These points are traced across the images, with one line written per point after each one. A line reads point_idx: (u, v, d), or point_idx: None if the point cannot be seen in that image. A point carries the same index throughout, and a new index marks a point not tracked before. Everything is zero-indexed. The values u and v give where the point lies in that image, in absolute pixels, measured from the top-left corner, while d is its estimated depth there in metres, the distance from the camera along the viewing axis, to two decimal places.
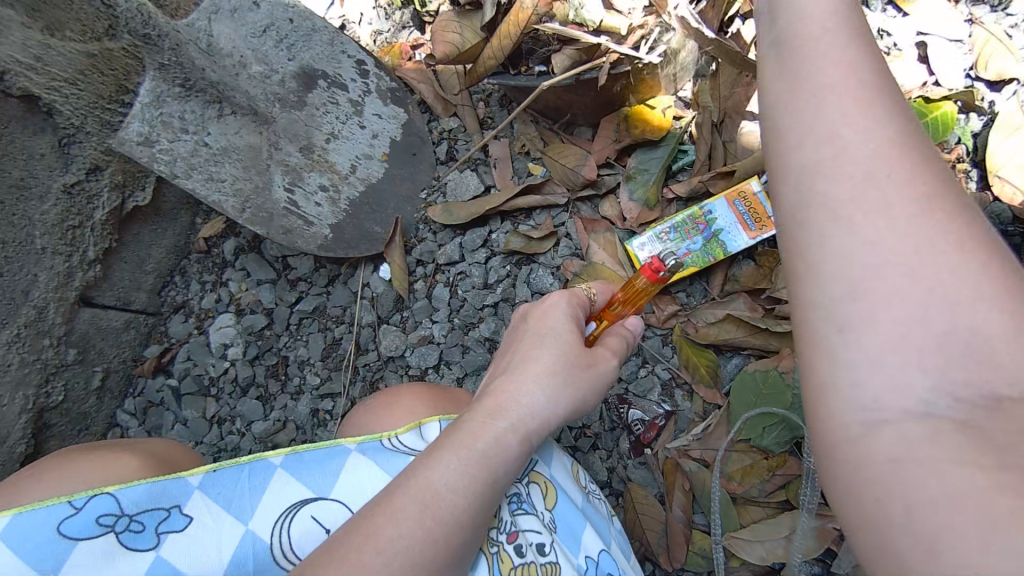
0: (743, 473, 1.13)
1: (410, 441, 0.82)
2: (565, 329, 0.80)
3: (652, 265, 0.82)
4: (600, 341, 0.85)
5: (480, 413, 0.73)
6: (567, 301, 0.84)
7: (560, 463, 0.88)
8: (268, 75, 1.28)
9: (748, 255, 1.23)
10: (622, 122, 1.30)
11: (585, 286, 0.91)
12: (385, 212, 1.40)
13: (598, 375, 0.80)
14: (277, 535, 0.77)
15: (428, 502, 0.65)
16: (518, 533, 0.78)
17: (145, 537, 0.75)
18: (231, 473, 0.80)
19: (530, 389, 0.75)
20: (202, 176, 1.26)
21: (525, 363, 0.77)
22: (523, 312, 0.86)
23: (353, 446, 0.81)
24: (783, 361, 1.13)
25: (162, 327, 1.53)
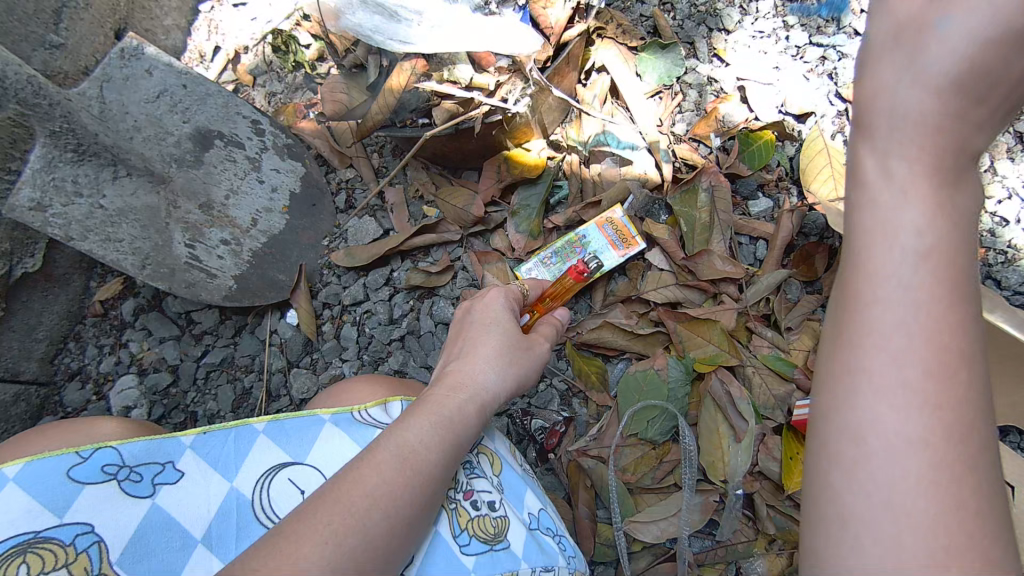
0: (635, 464, 1.26)
1: (377, 415, 0.93)
2: (505, 320, 0.94)
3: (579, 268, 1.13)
4: (536, 331, 1.01)
5: (443, 388, 0.84)
6: (505, 298, 0.98)
7: (501, 441, 1.00)
8: (163, 137, 1.34)
9: (621, 271, 1.41)
10: (503, 164, 1.44)
11: (520, 282, 1.06)
12: (288, 261, 1.46)
13: (534, 357, 0.94)
14: (258, 493, 0.89)
15: (407, 456, 0.73)
16: (473, 492, 0.88)
17: (142, 486, 0.86)
18: (219, 437, 0.91)
19: (482, 367, 0.87)
20: (99, 238, 1.30)
21: (476, 347, 0.89)
22: (467, 307, 0.99)
23: (327, 416, 0.93)
24: (658, 361, 1.29)
25: (55, 396, 1.48)
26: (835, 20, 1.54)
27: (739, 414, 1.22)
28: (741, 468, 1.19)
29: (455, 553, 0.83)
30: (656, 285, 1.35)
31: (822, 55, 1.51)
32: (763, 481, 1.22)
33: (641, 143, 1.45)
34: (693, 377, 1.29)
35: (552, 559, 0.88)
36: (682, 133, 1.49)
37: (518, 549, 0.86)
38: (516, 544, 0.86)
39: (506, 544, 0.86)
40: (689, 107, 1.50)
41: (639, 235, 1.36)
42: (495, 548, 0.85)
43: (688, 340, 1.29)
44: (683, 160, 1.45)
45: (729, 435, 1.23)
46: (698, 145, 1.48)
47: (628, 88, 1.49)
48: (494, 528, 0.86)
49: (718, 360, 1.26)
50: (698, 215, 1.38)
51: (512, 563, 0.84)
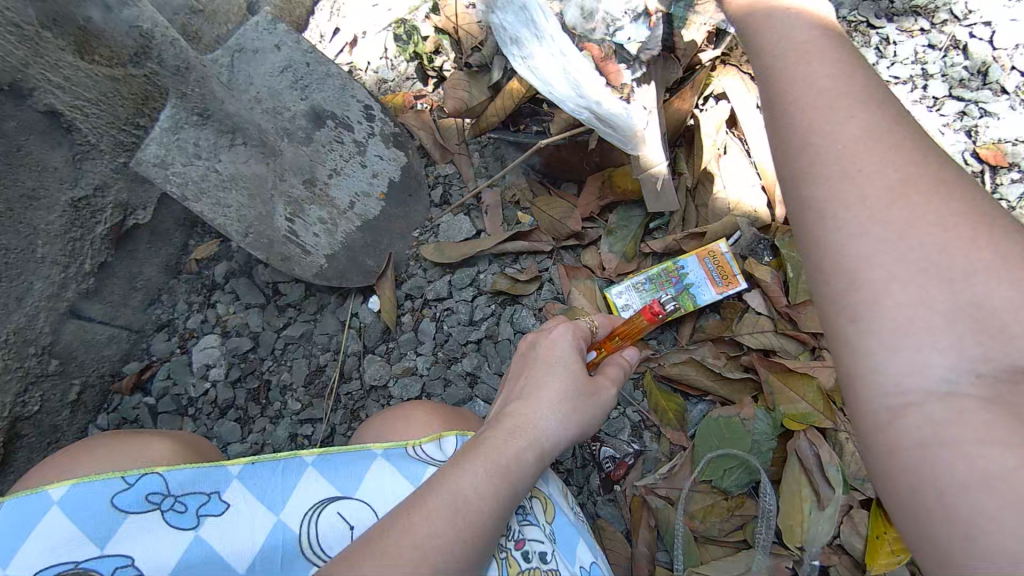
0: (704, 512, 1.21)
1: (431, 451, 0.90)
2: (571, 360, 0.88)
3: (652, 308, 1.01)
4: (601, 371, 0.93)
5: (500, 431, 0.79)
6: (573, 336, 0.91)
7: (555, 484, 0.96)
8: (280, 111, 1.38)
9: (714, 308, 1.35)
10: (606, 181, 1.42)
11: (589, 318, 0.99)
12: (378, 247, 1.48)
13: (600, 403, 0.88)
14: (305, 528, 0.86)
15: (458, 506, 0.69)
16: (525, 541, 0.84)
17: (186, 517, 0.85)
18: (268, 467, 0.89)
19: (543, 412, 0.82)
20: (210, 201, 1.32)
21: (538, 389, 0.84)
22: (530, 340, 0.92)
23: (379, 450, 0.90)
24: (744, 409, 1.23)
25: (143, 344, 1.54)
26: (982, 74, 1.44)
27: (826, 479, 1.15)
28: (822, 538, 1.11)
29: None
30: (752, 330, 1.30)
31: (962, 110, 1.41)
32: (842, 555, 1.14)
33: (754, 180, 1.39)
34: (780, 434, 1.22)
35: None
36: None
37: None
38: None
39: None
40: None
41: (741, 275, 1.30)
42: None
43: (777, 393, 1.23)
44: None
45: (811, 500, 1.16)
46: None
47: (748, 118, 1.42)
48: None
49: (810, 420, 1.20)
50: (805, 262, 1.30)
51: None
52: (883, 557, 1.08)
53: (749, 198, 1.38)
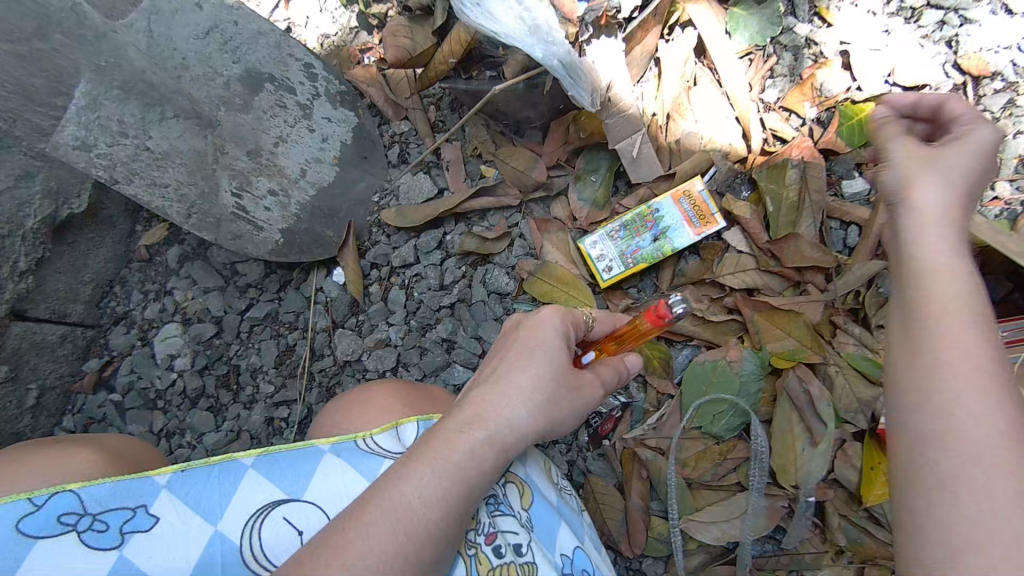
0: (696, 459, 1.19)
1: (385, 442, 0.84)
2: (554, 346, 0.79)
3: (657, 311, 0.82)
4: (595, 371, 0.86)
5: (460, 421, 0.72)
6: (561, 321, 0.82)
7: (535, 464, 0.90)
8: (212, 78, 1.26)
9: (694, 250, 1.28)
10: (571, 126, 1.33)
11: (587, 311, 0.92)
12: (337, 216, 1.39)
13: (582, 398, 0.81)
14: (248, 538, 0.78)
15: (401, 518, 0.64)
16: (496, 534, 0.80)
17: (108, 537, 0.76)
18: (200, 474, 0.81)
19: (512, 403, 0.74)
20: (144, 182, 1.22)
21: (510, 376, 0.76)
22: (517, 322, 0.85)
23: (326, 447, 0.83)
24: (730, 352, 1.19)
25: (101, 339, 1.46)
26: None
27: (817, 415, 1.12)
28: (818, 473, 1.10)
29: None
30: (734, 270, 1.24)
31: (942, 19, 1.32)
32: (837, 488, 1.13)
33: (727, 112, 1.31)
34: (768, 372, 1.19)
35: None
36: (772, 101, 1.34)
37: None
38: None
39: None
40: (782, 72, 1.35)
41: (719, 213, 1.24)
42: None
43: (763, 333, 1.19)
44: (772, 131, 1.32)
45: (804, 437, 1.14)
46: (789, 115, 1.33)
47: (717, 45, 1.32)
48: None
49: (798, 357, 1.16)
50: (784, 195, 1.24)
51: None
52: (879, 486, 1.08)
53: (721, 132, 1.30)
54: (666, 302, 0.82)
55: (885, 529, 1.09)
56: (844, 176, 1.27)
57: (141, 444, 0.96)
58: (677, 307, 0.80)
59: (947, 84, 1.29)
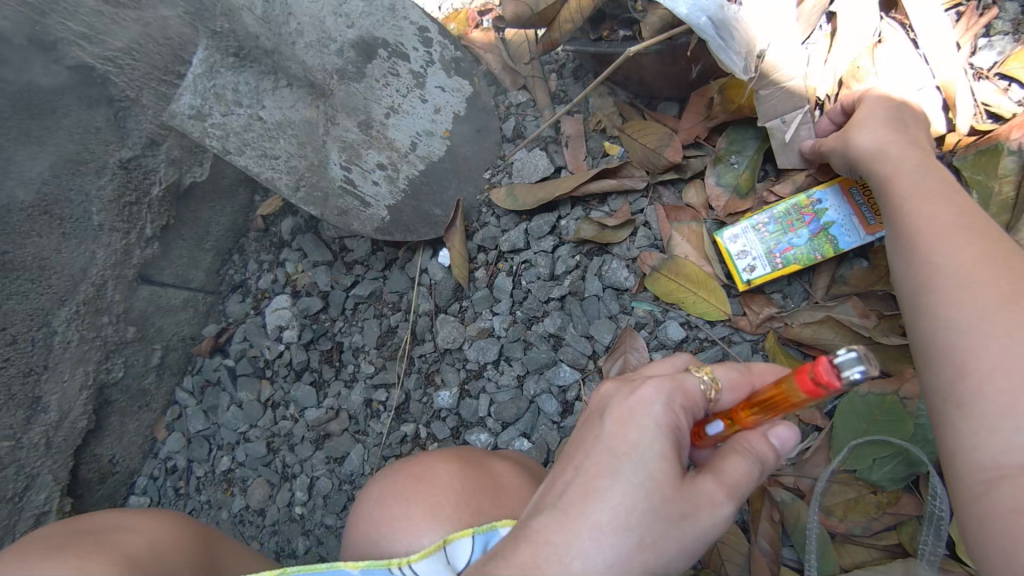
0: (845, 507, 0.98)
1: (429, 564, 0.76)
2: (651, 459, 0.59)
3: (817, 376, 0.55)
4: (717, 465, 0.62)
5: (513, 570, 0.58)
6: (663, 407, 0.61)
7: None
8: (326, 44, 1.20)
9: (861, 253, 1.06)
10: (716, 96, 1.14)
11: (705, 373, 0.67)
12: (446, 193, 1.30)
13: (695, 528, 0.59)
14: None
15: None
16: None
17: None
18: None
19: (583, 546, 0.57)
20: (256, 152, 1.19)
21: (587, 501, 0.59)
22: (605, 403, 0.66)
23: (354, 572, 0.76)
24: (904, 386, 0.96)
25: (220, 306, 1.50)
26: None
27: None
28: None
29: None
30: None
31: None
32: None
33: (926, 81, 1.04)
34: None
35: None
36: (986, 66, 1.05)
37: None
38: None
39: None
40: (1004, 28, 1.06)
41: None
42: None
43: None
44: (983, 104, 1.03)
45: None
46: (1008, 83, 1.03)
47: None
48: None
49: None
50: (996, 187, 0.96)
51: None
52: None
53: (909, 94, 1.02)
54: (830, 359, 0.54)
55: None
56: None
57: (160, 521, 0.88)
58: (849, 373, 0.52)
59: None
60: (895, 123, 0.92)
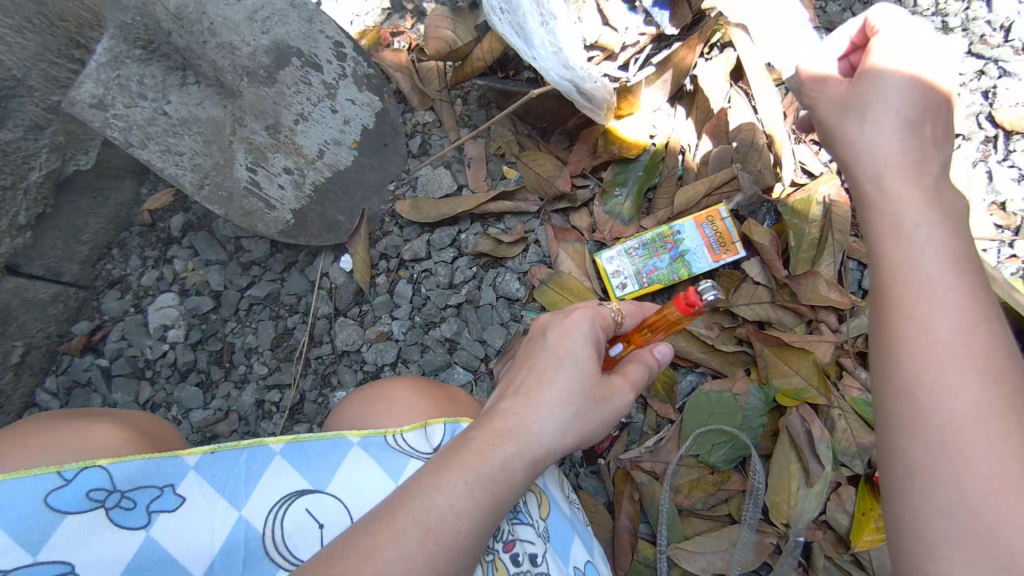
0: (690, 486, 1.19)
1: (415, 442, 0.81)
2: (585, 354, 0.74)
3: (688, 300, 0.77)
4: (620, 369, 0.80)
5: (489, 433, 0.68)
6: (590, 325, 0.77)
7: (553, 475, 0.86)
8: (239, 46, 1.22)
9: (709, 277, 1.27)
10: (601, 137, 1.31)
11: (614, 306, 0.84)
12: (351, 202, 1.37)
13: (611, 409, 0.75)
14: (271, 525, 0.77)
15: (430, 524, 0.60)
16: (515, 543, 0.77)
17: (134, 516, 0.74)
18: (229, 457, 0.79)
19: (543, 416, 0.70)
20: (159, 148, 1.19)
21: (541, 386, 0.72)
22: (544, 324, 0.80)
23: (355, 439, 0.81)
24: (737, 384, 1.19)
25: (93, 302, 1.42)
26: (1005, 31, 1.36)
27: (817, 457, 1.12)
28: (808, 514, 1.08)
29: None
30: (749, 300, 1.23)
31: (980, 69, 1.35)
32: (826, 531, 1.13)
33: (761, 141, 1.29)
34: (772, 409, 1.18)
35: None
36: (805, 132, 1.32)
37: None
38: None
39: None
40: None
41: (740, 241, 1.23)
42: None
43: (772, 368, 1.18)
44: (800, 163, 1.30)
45: (799, 476, 1.13)
46: (819, 149, 1.32)
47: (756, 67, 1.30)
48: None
49: (803, 397, 1.16)
50: (808, 230, 1.23)
51: None
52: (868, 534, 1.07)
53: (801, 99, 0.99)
54: (697, 288, 0.76)
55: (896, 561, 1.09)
56: None
57: (166, 423, 0.92)
58: (708, 295, 0.75)
59: (980, 134, 1.31)
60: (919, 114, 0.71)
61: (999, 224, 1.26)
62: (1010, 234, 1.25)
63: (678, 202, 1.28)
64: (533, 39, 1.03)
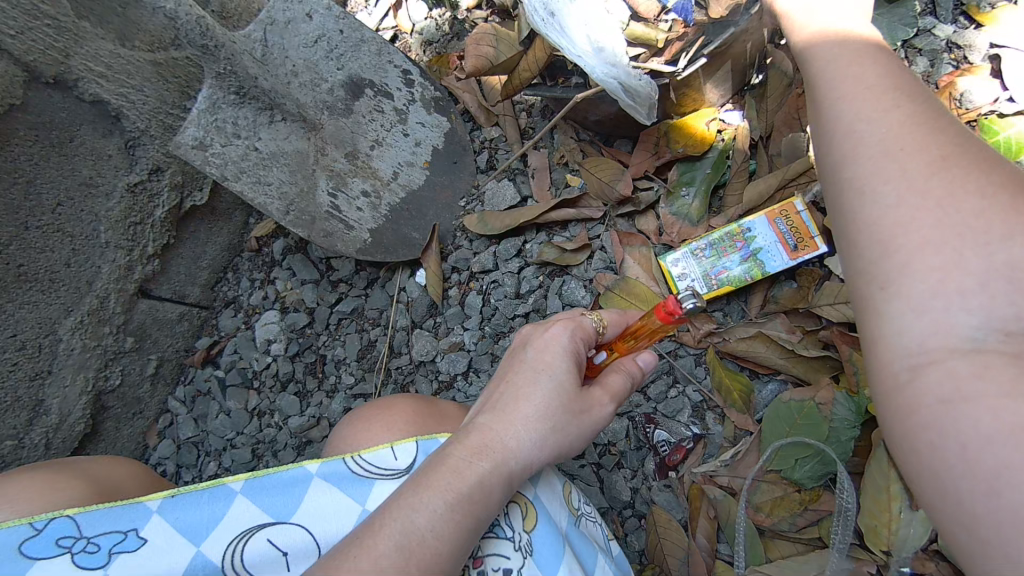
0: (772, 505, 1.08)
1: (374, 461, 0.81)
2: (562, 370, 0.75)
3: (668, 308, 0.72)
4: (601, 380, 0.79)
5: (464, 451, 0.71)
6: (569, 337, 0.78)
7: (546, 486, 0.84)
8: (318, 83, 1.35)
9: (790, 276, 1.19)
10: (664, 138, 1.27)
11: (595, 314, 0.84)
12: (424, 219, 1.43)
13: (589, 423, 0.76)
14: (230, 558, 0.77)
15: (412, 546, 0.63)
16: (484, 560, 0.76)
17: (97, 557, 0.75)
18: (189, 500, 0.79)
19: (518, 434, 0.72)
20: (250, 180, 1.32)
21: (517, 404, 0.74)
22: (524, 338, 0.81)
23: (314, 469, 0.81)
24: (821, 393, 1.08)
25: (213, 320, 1.61)
26: None
27: None
28: (914, 543, 0.96)
29: None
30: (833, 300, 1.11)
31: None
32: (940, 562, 0.97)
33: None
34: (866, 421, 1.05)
35: None
36: None
37: None
38: None
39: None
40: None
41: (821, 237, 1.13)
42: None
43: (864, 376, 1.05)
44: None
45: (903, 497, 0.97)
46: None
47: None
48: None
49: None
50: None
51: None
52: None
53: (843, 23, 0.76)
54: (677, 297, 0.71)
55: None
56: None
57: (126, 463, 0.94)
58: (688, 303, 0.70)
59: None
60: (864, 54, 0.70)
61: None
62: None
63: (749, 197, 1.21)
64: (577, 41, 1.03)
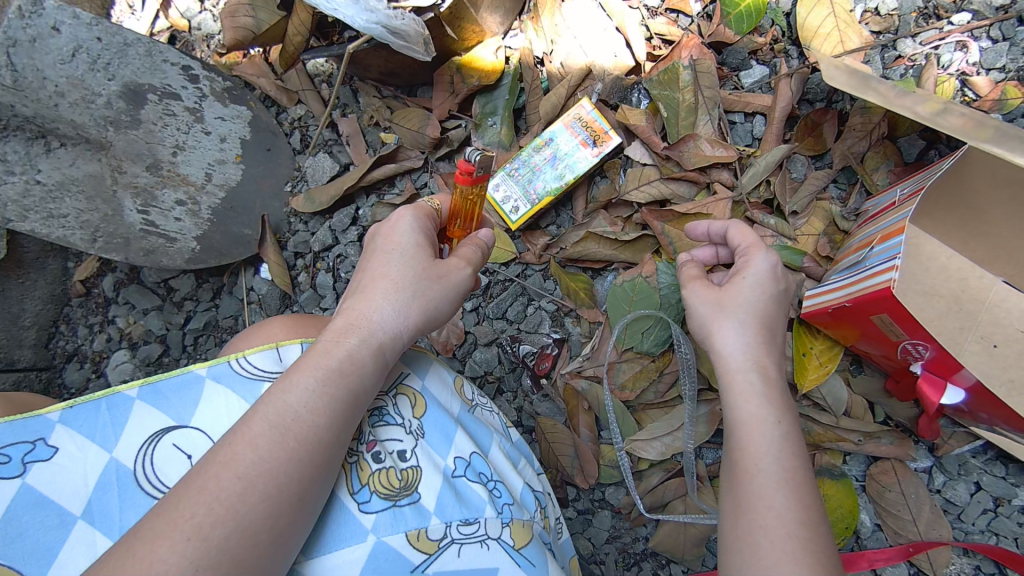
0: (634, 379, 1.17)
1: (260, 361, 0.82)
2: (411, 245, 0.83)
3: (462, 169, 0.86)
4: (454, 254, 0.88)
5: (332, 332, 0.76)
6: (412, 217, 0.85)
7: (437, 378, 0.91)
8: (91, 99, 1.27)
9: (602, 173, 1.27)
10: (456, 74, 1.30)
11: (429, 198, 0.93)
12: (250, 213, 1.39)
13: (450, 285, 0.84)
14: (140, 463, 0.77)
15: (286, 425, 0.67)
16: (377, 442, 0.81)
17: (10, 467, 0.75)
18: (89, 408, 0.78)
19: (380, 307, 0.78)
20: (41, 215, 1.27)
21: (374, 283, 0.80)
22: (371, 232, 0.88)
23: (204, 371, 0.80)
24: (645, 268, 1.18)
25: (57, 379, 1.48)
26: None
27: None
28: None
29: (353, 510, 0.77)
30: (639, 183, 1.22)
31: None
32: None
33: (606, 23, 1.26)
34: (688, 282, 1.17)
35: (472, 511, 0.81)
36: (657, 4, 1.27)
37: (429, 502, 0.79)
38: (427, 496, 0.80)
39: (412, 498, 0.79)
40: None
41: (612, 129, 1.21)
42: (398, 504, 0.78)
43: (678, 244, 1.17)
44: (658, 35, 1.26)
45: None
46: (677, 16, 1.26)
47: None
48: (399, 482, 0.80)
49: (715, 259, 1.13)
50: (681, 97, 1.21)
51: (416, 519, 0.78)
52: (813, 371, 1.07)
53: None
54: (463, 157, 0.86)
55: (826, 411, 1.11)
56: (740, 67, 1.24)
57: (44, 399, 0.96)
58: (474, 154, 0.86)
59: None
60: (762, 337, 0.77)
61: (875, 31, 1.18)
62: (890, 37, 1.17)
63: (546, 111, 1.28)
64: None
